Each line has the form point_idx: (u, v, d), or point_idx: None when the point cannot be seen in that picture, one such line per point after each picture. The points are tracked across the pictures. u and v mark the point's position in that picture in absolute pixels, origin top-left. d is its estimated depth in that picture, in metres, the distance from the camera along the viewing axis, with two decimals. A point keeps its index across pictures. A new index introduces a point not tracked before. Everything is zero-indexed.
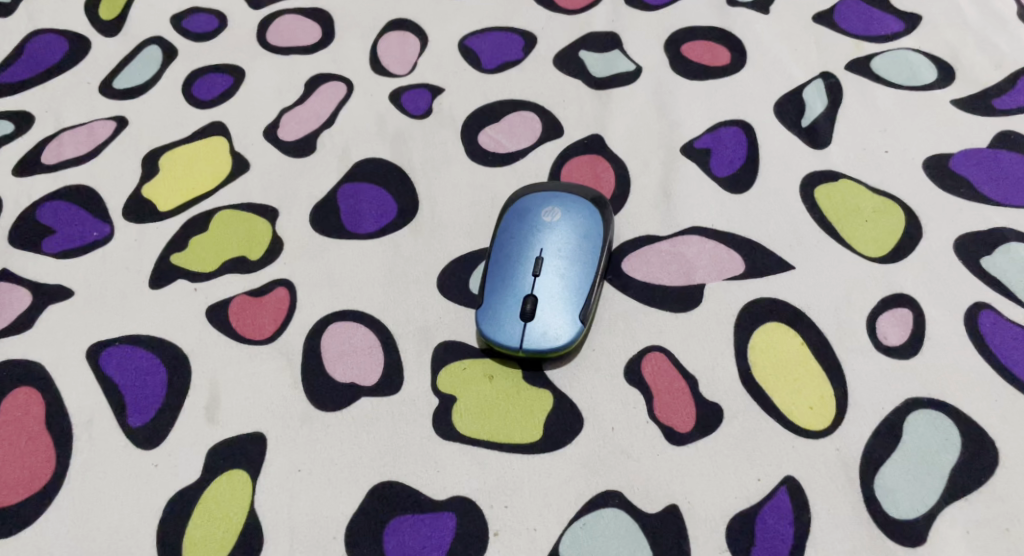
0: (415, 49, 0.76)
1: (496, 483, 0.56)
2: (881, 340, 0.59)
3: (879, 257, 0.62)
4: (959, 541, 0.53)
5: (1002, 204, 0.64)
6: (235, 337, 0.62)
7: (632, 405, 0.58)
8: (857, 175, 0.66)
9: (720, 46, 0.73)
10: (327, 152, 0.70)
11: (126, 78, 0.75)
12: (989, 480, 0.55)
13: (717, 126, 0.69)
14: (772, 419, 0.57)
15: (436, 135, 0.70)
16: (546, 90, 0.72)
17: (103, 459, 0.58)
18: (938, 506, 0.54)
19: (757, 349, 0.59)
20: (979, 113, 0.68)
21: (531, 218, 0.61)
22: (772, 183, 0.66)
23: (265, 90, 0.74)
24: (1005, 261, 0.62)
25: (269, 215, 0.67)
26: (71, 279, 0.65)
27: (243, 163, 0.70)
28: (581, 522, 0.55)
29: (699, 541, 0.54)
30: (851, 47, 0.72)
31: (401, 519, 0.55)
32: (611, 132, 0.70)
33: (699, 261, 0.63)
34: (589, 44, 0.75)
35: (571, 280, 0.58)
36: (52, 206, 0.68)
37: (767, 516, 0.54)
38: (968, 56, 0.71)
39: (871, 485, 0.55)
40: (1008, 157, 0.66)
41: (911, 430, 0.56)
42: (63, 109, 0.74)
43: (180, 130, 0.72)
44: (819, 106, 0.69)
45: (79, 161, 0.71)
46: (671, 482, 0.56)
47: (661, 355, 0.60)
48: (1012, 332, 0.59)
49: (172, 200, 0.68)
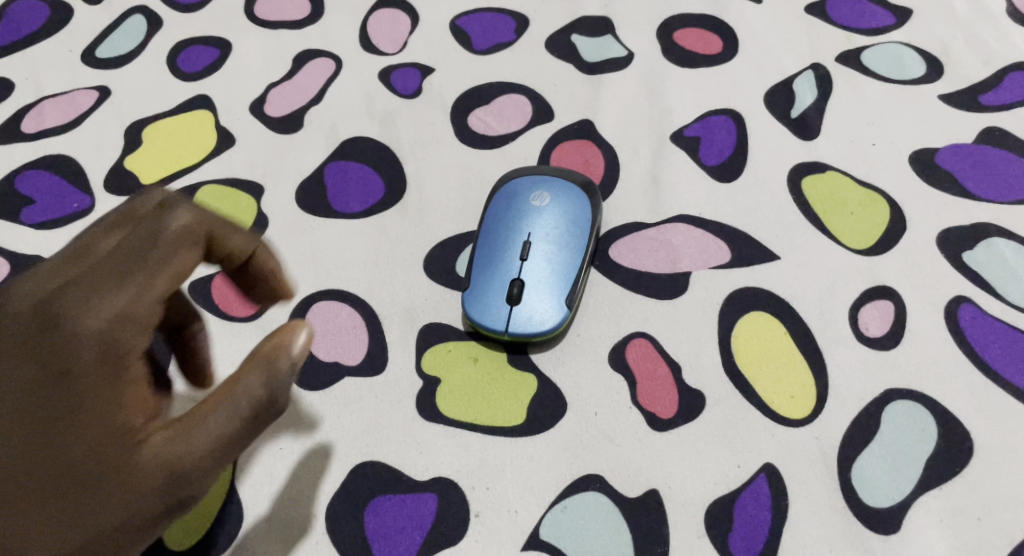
0: (405, 26, 0.75)
1: (478, 464, 0.56)
2: (862, 330, 0.60)
3: (863, 249, 0.63)
4: (932, 530, 0.54)
5: (985, 200, 0.65)
6: (217, 313, 0.61)
7: (615, 390, 0.58)
8: (844, 168, 0.66)
9: (712, 35, 0.73)
10: (314, 129, 0.69)
11: (109, 47, 0.74)
12: (964, 471, 0.56)
13: (706, 114, 0.69)
14: (754, 408, 0.57)
15: (425, 115, 0.70)
16: (538, 73, 0.72)
17: None
18: (912, 496, 0.55)
19: (740, 338, 0.60)
20: (966, 109, 0.69)
21: (520, 202, 0.61)
22: (759, 172, 0.66)
23: (252, 64, 0.73)
24: (986, 256, 0.62)
25: (254, 191, 0.66)
26: (50, 250, 0.64)
27: (228, 138, 0.69)
28: (562, 505, 0.55)
29: (678, 525, 0.55)
30: (842, 39, 0.73)
31: (384, 499, 0.56)
32: (601, 117, 0.70)
33: (685, 249, 0.63)
34: (581, 28, 0.74)
35: (558, 265, 0.58)
36: (30, 175, 0.67)
37: (745, 503, 0.55)
38: (957, 51, 0.72)
39: (849, 473, 0.56)
40: (992, 153, 0.67)
41: (890, 420, 0.57)
42: (44, 77, 0.72)
43: (164, 102, 0.71)
44: (810, 98, 0.70)
45: (59, 131, 0.70)
46: (652, 467, 0.56)
47: (646, 342, 0.60)
48: (990, 326, 0.60)
49: (155, 173, 0.67)
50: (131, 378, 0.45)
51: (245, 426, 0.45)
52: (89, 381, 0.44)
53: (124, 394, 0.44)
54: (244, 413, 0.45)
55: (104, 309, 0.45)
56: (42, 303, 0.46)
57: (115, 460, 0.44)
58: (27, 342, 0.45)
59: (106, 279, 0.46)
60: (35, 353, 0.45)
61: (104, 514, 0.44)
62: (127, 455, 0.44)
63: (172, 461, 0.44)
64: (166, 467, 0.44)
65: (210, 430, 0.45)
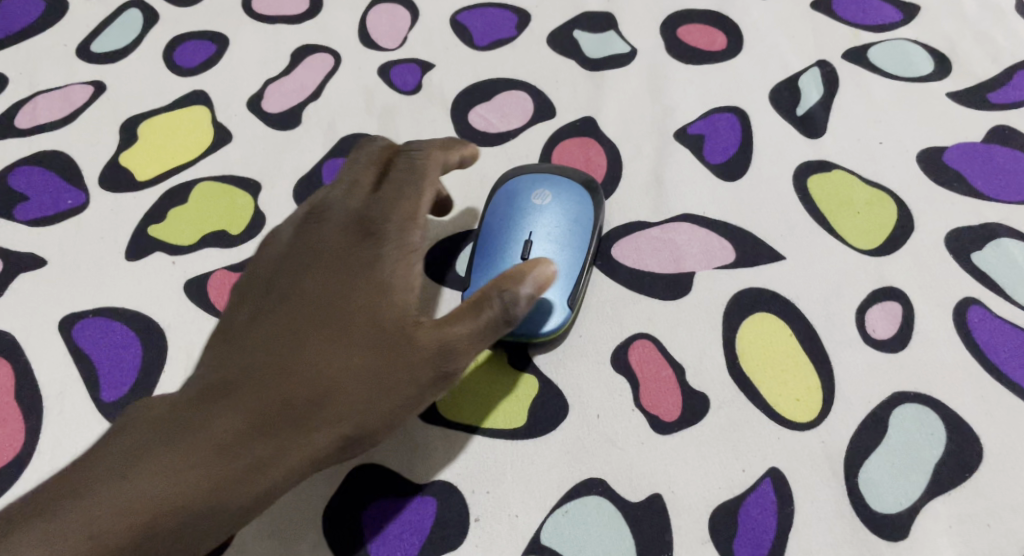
0: (405, 21, 0.74)
1: (478, 468, 0.55)
2: (868, 332, 0.59)
3: (870, 250, 0.62)
4: (940, 536, 0.53)
5: (994, 200, 0.64)
6: (213, 313, 0.60)
7: (617, 392, 0.57)
8: (851, 167, 0.65)
9: (717, 31, 0.72)
10: (312, 125, 0.68)
11: (104, 41, 0.73)
12: (973, 476, 0.55)
13: (711, 112, 0.68)
14: (759, 411, 0.56)
15: (425, 112, 0.69)
16: (540, 70, 0.71)
17: (75, 434, 0.57)
18: (920, 501, 0.54)
19: (745, 340, 0.59)
20: (975, 107, 0.68)
21: (521, 200, 0.60)
22: (764, 171, 0.65)
23: (249, 59, 0.72)
24: (995, 257, 0.61)
25: (251, 189, 0.65)
26: (44, 249, 0.63)
27: (224, 134, 0.68)
28: (563, 510, 0.54)
29: (682, 530, 0.54)
30: (848, 35, 0.72)
31: (382, 502, 0.55)
32: (604, 114, 0.68)
33: (689, 248, 0.62)
34: (584, 23, 0.73)
35: (559, 265, 0.57)
36: (24, 172, 0.66)
37: (750, 508, 0.54)
38: (965, 48, 0.70)
39: (856, 478, 0.55)
40: (1001, 152, 0.66)
41: (897, 424, 0.56)
42: (38, 72, 0.71)
43: (160, 98, 0.70)
44: (815, 95, 0.69)
45: (53, 127, 0.68)
46: (655, 471, 0.55)
47: (649, 343, 0.59)
48: (999, 328, 0.59)
49: (150, 170, 0.66)
50: (415, 271, 0.50)
51: (486, 327, 0.49)
52: (365, 276, 0.50)
53: (400, 282, 0.50)
54: (490, 316, 0.49)
55: (411, 206, 0.51)
56: (357, 213, 0.52)
57: (391, 344, 0.48)
58: (348, 248, 0.50)
59: (398, 188, 0.52)
60: (348, 254, 0.50)
61: (357, 394, 0.48)
62: (406, 322, 0.49)
63: (443, 344, 0.49)
64: (440, 348, 0.49)
65: (461, 324, 0.49)
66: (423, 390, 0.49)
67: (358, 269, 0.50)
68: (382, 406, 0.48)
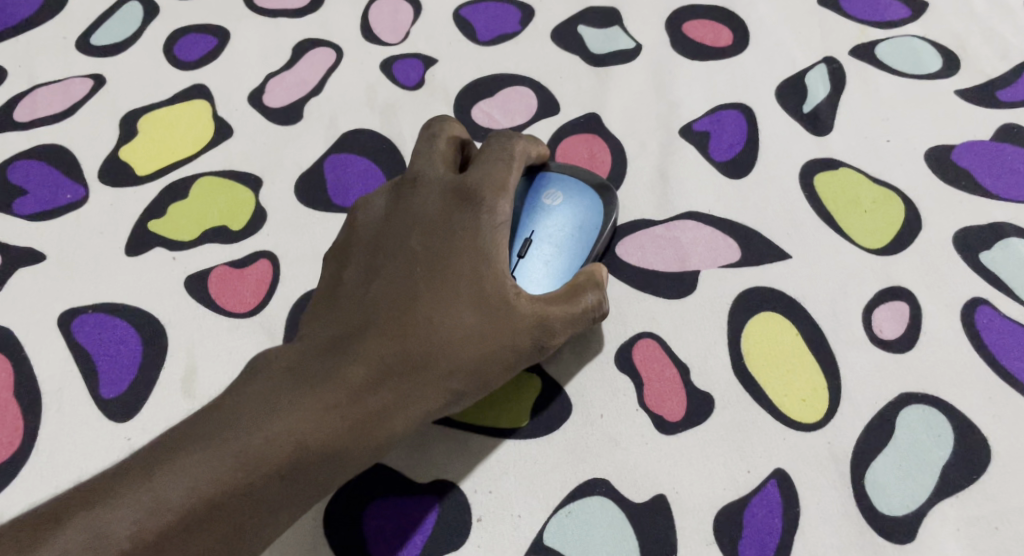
0: (408, 15, 0.73)
1: (480, 468, 0.55)
2: (875, 332, 0.58)
3: (876, 249, 0.61)
4: (947, 539, 0.53)
5: (1003, 199, 0.63)
6: (214, 309, 0.60)
7: (621, 392, 0.57)
8: (858, 165, 0.65)
9: (723, 27, 0.71)
10: (313, 120, 0.67)
11: (104, 34, 0.72)
12: (980, 479, 0.54)
13: (716, 108, 0.68)
14: (765, 412, 0.56)
15: (428, 107, 0.68)
16: (544, 65, 0.70)
17: (73, 430, 0.56)
18: (927, 504, 0.53)
19: (750, 339, 0.58)
20: (983, 105, 0.67)
21: (531, 197, 0.59)
22: (770, 168, 0.65)
23: (250, 53, 0.71)
24: (1003, 257, 0.61)
25: (252, 184, 0.65)
26: (43, 243, 0.62)
27: (225, 129, 0.67)
28: (566, 510, 0.54)
29: (686, 531, 0.53)
30: (856, 32, 0.71)
31: (384, 502, 0.54)
32: (609, 111, 0.68)
33: (694, 246, 0.62)
34: (589, 18, 0.72)
35: (555, 268, 0.56)
36: (23, 165, 0.66)
37: (755, 509, 0.54)
38: (974, 45, 0.70)
39: (862, 479, 0.54)
40: (1010, 151, 0.65)
41: (904, 425, 0.55)
42: (38, 65, 0.71)
43: (160, 91, 0.69)
44: (822, 93, 0.68)
45: (52, 120, 0.68)
46: (659, 472, 0.55)
47: (653, 342, 0.58)
48: (1007, 329, 0.58)
49: (151, 164, 0.66)
50: (505, 240, 0.52)
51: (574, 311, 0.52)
52: (466, 242, 0.51)
53: (498, 250, 0.51)
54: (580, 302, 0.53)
55: (502, 178, 0.53)
56: (454, 182, 0.53)
57: (492, 309, 0.50)
58: (447, 215, 0.52)
59: (489, 163, 0.54)
60: (451, 218, 0.52)
61: (460, 355, 0.49)
62: (508, 291, 0.51)
63: (540, 317, 0.51)
64: (538, 322, 0.51)
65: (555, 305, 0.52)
66: (525, 355, 0.51)
67: (459, 233, 0.51)
68: (484, 368, 0.50)
